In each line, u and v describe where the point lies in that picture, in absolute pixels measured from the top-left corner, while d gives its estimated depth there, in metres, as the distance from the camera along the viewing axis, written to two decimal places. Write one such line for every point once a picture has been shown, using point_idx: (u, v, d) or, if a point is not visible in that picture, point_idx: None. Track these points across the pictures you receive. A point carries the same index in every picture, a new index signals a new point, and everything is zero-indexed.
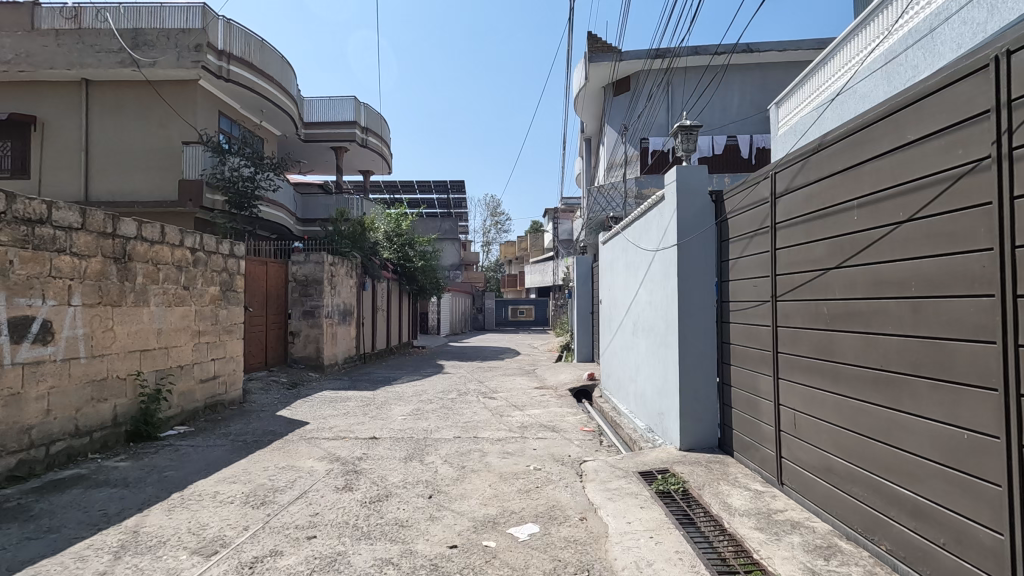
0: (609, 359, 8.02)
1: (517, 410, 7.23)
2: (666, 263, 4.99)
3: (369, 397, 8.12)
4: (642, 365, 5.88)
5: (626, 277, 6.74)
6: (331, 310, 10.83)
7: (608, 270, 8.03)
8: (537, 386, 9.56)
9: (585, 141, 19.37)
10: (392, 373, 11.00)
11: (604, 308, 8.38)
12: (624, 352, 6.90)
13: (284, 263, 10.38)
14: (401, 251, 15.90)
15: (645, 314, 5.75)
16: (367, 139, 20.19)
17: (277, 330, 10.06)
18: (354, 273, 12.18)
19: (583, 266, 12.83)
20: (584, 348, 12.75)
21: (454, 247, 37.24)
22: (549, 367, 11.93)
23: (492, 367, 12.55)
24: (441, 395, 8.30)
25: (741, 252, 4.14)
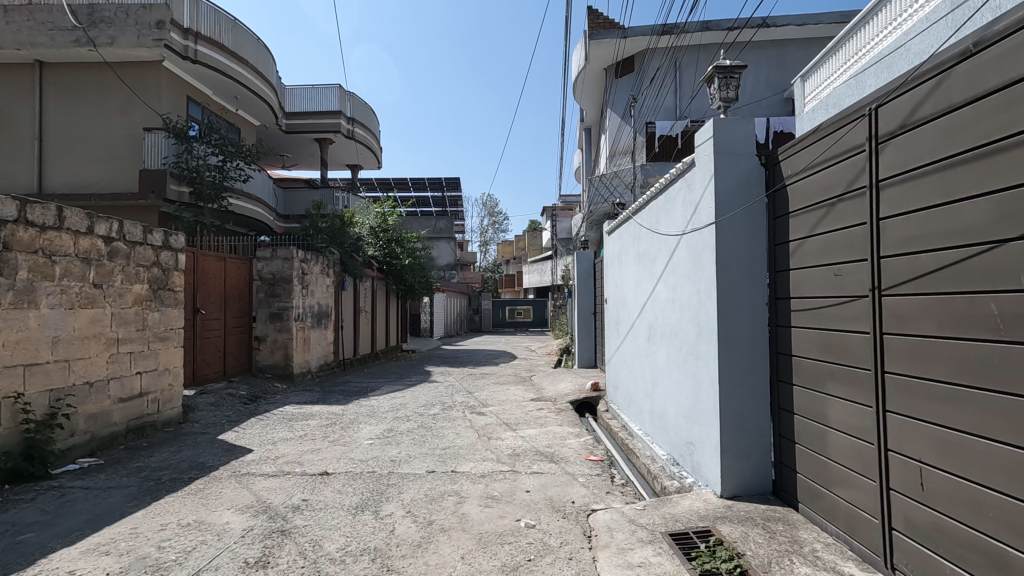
0: (616, 369, 6.88)
1: (508, 431, 6.06)
2: (696, 249, 3.84)
3: (336, 414, 6.94)
4: (662, 378, 4.73)
5: (639, 271, 5.59)
6: (303, 312, 9.66)
7: (615, 265, 6.89)
8: (534, 397, 8.40)
9: (585, 130, 18.24)
10: (372, 383, 9.82)
11: (610, 308, 7.25)
12: (636, 360, 5.76)
13: (248, 259, 9.21)
14: (387, 248, 14.76)
15: (665, 315, 4.60)
16: (353, 131, 19.03)
17: (239, 335, 8.87)
18: (332, 271, 11.04)
19: (584, 263, 11.67)
20: (586, 352, 11.58)
21: (449, 246, 36.36)
22: (547, 374, 10.76)
23: (485, 374, 11.37)
24: (421, 411, 7.13)
25: (812, 229, 2.98)
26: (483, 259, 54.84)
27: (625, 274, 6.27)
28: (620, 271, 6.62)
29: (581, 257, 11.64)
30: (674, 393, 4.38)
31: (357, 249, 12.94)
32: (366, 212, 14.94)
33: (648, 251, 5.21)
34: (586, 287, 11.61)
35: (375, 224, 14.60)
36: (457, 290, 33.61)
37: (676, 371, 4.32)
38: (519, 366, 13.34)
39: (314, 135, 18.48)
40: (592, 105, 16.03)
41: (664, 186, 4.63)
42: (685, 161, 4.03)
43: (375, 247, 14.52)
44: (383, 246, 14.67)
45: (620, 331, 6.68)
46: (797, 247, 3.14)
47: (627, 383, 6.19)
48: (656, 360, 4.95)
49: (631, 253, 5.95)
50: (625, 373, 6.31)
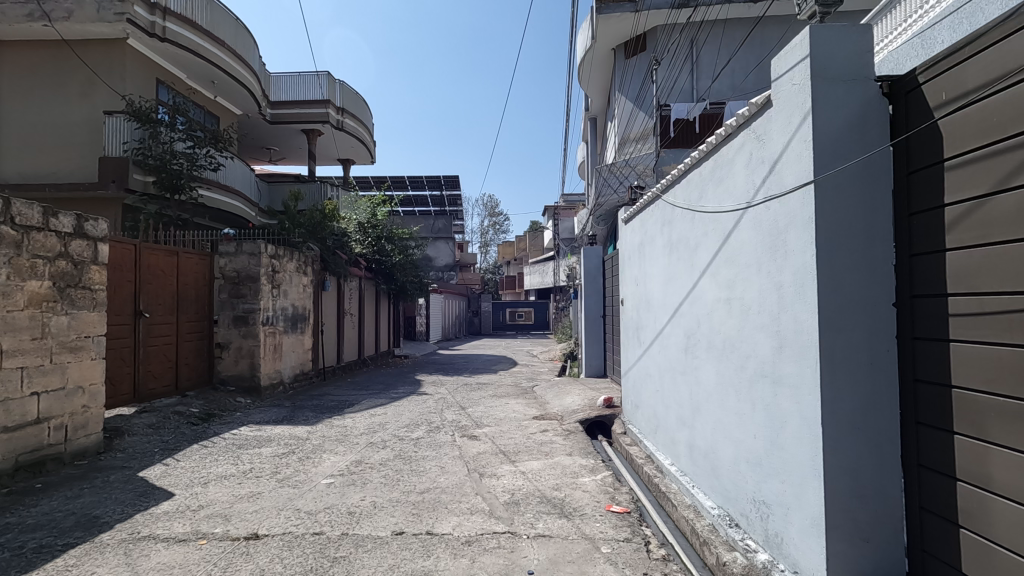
0: (637, 385, 5.73)
1: (505, 465, 4.85)
2: (774, 226, 2.67)
3: (299, 439, 5.76)
4: (709, 404, 3.57)
5: (671, 265, 4.45)
6: (272, 316, 8.48)
7: (635, 260, 5.77)
8: (538, 415, 7.20)
9: (590, 120, 17.09)
10: (353, 396, 8.61)
11: (628, 311, 6.09)
12: (666, 377, 4.60)
13: (208, 254, 8.04)
14: (376, 245, 13.60)
15: (715, 321, 3.44)
16: (343, 122, 17.89)
17: (196, 341, 7.71)
18: (310, 269, 9.90)
19: (593, 259, 10.47)
20: (594, 360, 10.37)
21: (449, 246, 35.16)
22: (552, 385, 9.55)
23: (482, 385, 10.15)
24: (402, 435, 5.94)
25: (1004, 181, 1.82)
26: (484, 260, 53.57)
27: (651, 270, 5.12)
28: (642, 268, 5.47)
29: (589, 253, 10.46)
30: (730, 426, 3.22)
31: (340, 246, 11.80)
32: (354, 206, 13.78)
33: (686, 238, 4.06)
34: (595, 286, 10.43)
35: (363, 218, 13.43)
36: (456, 291, 32.35)
37: (733, 396, 3.15)
38: (521, 375, 12.12)
39: (302, 126, 17.29)
40: (599, 91, 14.85)
41: (714, 149, 3.48)
42: (753, 103, 2.88)
43: (363, 244, 13.36)
44: (373, 241, 13.49)
45: (641, 339, 5.54)
46: (961, 214, 1.98)
47: (653, 402, 5.04)
48: (699, 378, 3.79)
49: (659, 242, 4.82)
50: (651, 391, 5.15)
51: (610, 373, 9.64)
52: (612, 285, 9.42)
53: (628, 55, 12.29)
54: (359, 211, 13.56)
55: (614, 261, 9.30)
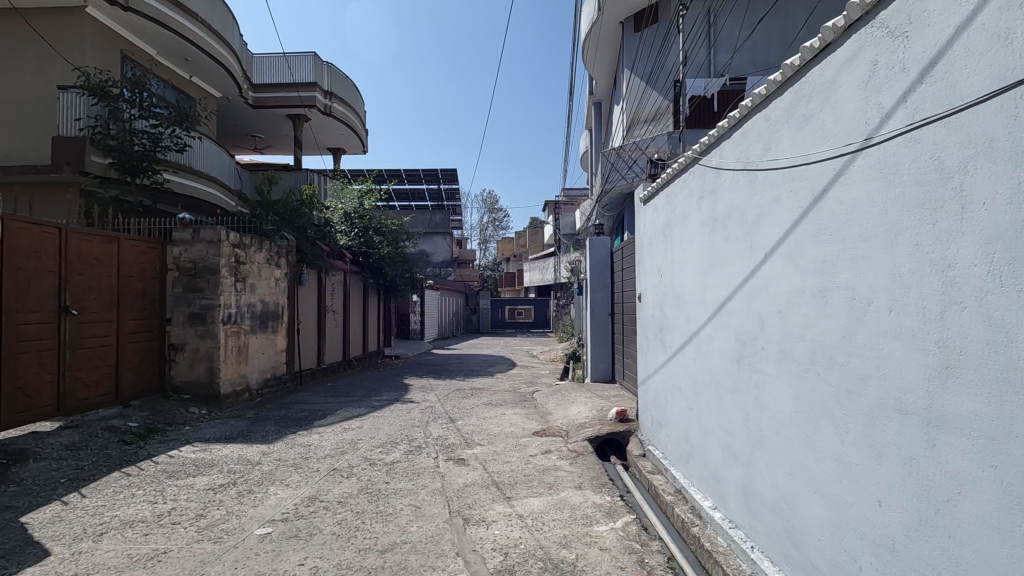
0: (660, 398, 4.71)
1: (499, 505, 3.80)
2: (929, 170, 1.64)
3: (247, 465, 4.71)
4: (781, 437, 2.55)
5: (713, 247, 3.42)
6: (236, 313, 7.44)
7: (658, 246, 4.74)
8: (539, 430, 6.15)
9: (595, 105, 16.03)
10: (328, 405, 7.56)
11: (647, 309, 5.09)
12: (704, 392, 3.59)
13: (158, 242, 6.97)
14: (363, 237, 12.55)
15: (795, 323, 2.41)
16: (331, 107, 16.81)
17: (143, 342, 6.67)
18: (284, 261, 8.88)
19: (599, 251, 9.45)
20: (601, 363, 9.32)
21: (446, 241, 34.05)
22: (554, 391, 8.50)
23: (476, 391, 9.10)
24: (375, 460, 4.89)
25: None
26: (483, 257, 52.44)
27: (681, 256, 4.10)
28: (668, 254, 4.45)
29: (594, 244, 9.46)
30: (823, 476, 2.20)
31: (320, 236, 10.83)
32: (339, 195, 12.78)
33: (740, 209, 3.02)
34: (602, 281, 9.40)
35: (349, 208, 12.47)
36: (453, 288, 31.27)
37: (830, 434, 2.13)
38: (520, 379, 11.07)
39: (286, 111, 16.20)
40: (606, 72, 13.80)
41: (793, 76, 2.44)
42: None
43: (349, 236, 12.43)
44: (360, 233, 12.53)
45: (666, 342, 4.52)
46: None
47: (685, 421, 4.03)
48: (761, 399, 2.77)
49: (694, 220, 3.79)
50: (681, 407, 4.14)
51: (620, 379, 8.59)
52: (623, 278, 8.38)
53: (637, 29, 11.24)
54: (345, 200, 12.60)
55: (626, 251, 8.26)
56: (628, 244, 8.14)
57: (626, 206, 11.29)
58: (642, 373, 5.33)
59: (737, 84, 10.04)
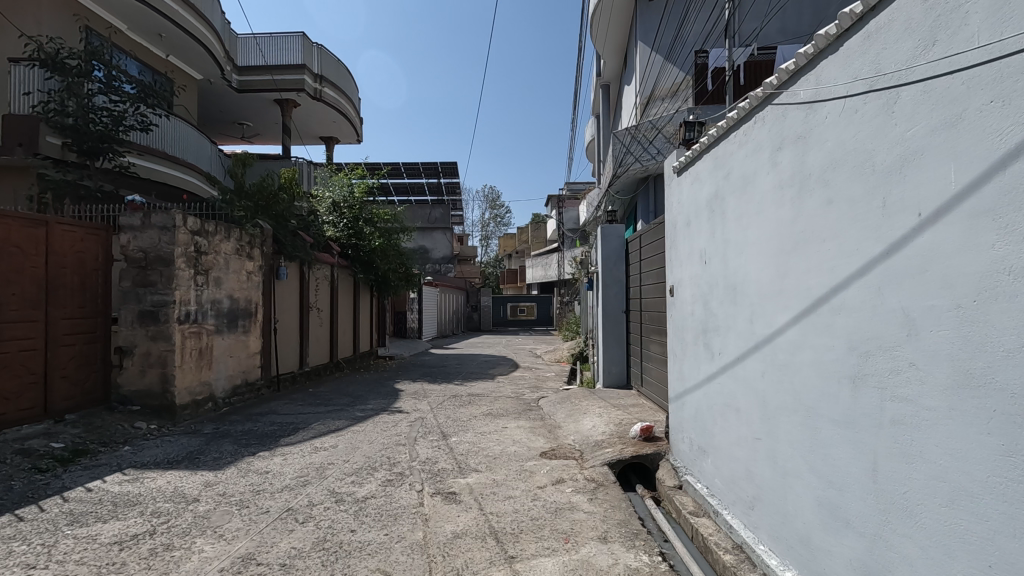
0: (703, 417, 3.74)
1: (498, 572, 2.80)
2: None
3: (180, 504, 3.71)
4: (959, 511, 1.58)
5: (798, 217, 2.44)
6: (197, 311, 6.47)
7: (700, 224, 3.76)
8: (548, 449, 5.15)
9: (602, 88, 15.00)
10: (304, 417, 6.56)
11: (684, 306, 4.09)
12: (782, 419, 2.60)
13: (101, 229, 5.98)
14: (353, 228, 11.60)
15: (1003, 327, 1.44)
16: (322, 91, 15.77)
17: (82, 346, 5.71)
18: (257, 252, 7.91)
19: (613, 241, 8.44)
20: (614, 366, 8.32)
21: (445, 237, 33.18)
22: (562, 399, 7.51)
23: (474, 398, 8.11)
24: (342, 495, 3.90)
25: None
26: (483, 253, 51.49)
27: (738, 235, 3.12)
28: (716, 234, 3.47)
29: (607, 232, 8.45)
30: None
31: (301, 225, 9.84)
32: (328, 182, 11.84)
33: (855, 155, 2.04)
34: (617, 275, 8.39)
35: (338, 197, 11.54)
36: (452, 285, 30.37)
37: None
38: (522, 383, 10.08)
39: (274, 95, 15.17)
40: (615, 50, 12.77)
41: None
42: None
43: (337, 226, 11.51)
44: (349, 223, 11.60)
45: (714, 346, 3.54)
46: None
47: (743, 454, 3.06)
48: (905, 443, 1.79)
49: (761, 184, 2.81)
50: (736, 434, 3.16)
51: (637, 385, 7.59)
52: (642, 269, 7.36)
53: None
54: (334, 188, 11.65)
55: (645, 239, 7.24)
56: (648, 230, 7.14)
57: (639, 192, 10.35)
58: (676, 384, 4.37)
59: (765, 55, 9.05)
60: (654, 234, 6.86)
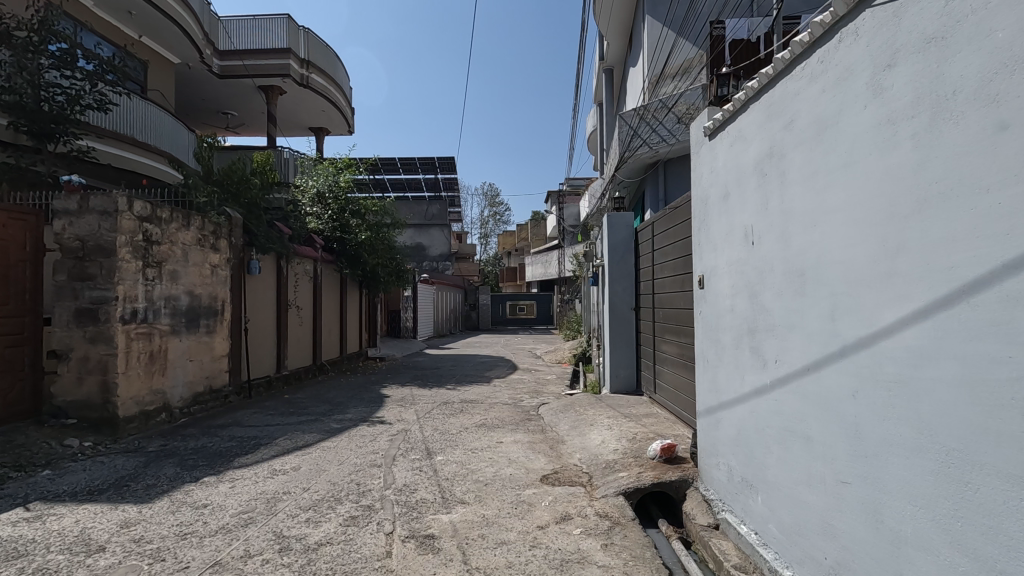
0: (749, 441, 2.94)
1: None
2: None
3: (78, 556, 2.89)
4: None
5: (930, 162, 1.64)
6: (147, 309, 5.65)
7: (744, 194, 2.95)
8: (550, 473, 4.33)
9: (605, 73, 14.18)
10: (271, 430, 5.74)
11: (719, 302, 3.29)
12: (895, 459, 1.80)
13: (28, 214, 5.16)
14: (339, 220, 10.81)
15: None
16: (309, 78, 14.94)
17: (4, 350, 4.91)
18: (224, 243, 7.11)
19: (621, 230, 7.60)
20: (623, 369, 7.50)
21: (443, 233, 32.39)
22: (565, 407, 6.69)
23: (467, 406, 7.28)
24: (291, 541, 3.08)
25: None
26: (483, 251, 50.66)
27: (806, 203, 2.32)
28: (769, 206, 2.67)
29: (614, 221, 7.60)
30: None
31: (277, 216, 9.03)
32: (312, 171, 11.07)
33: None
34: (625, 268, 7.55)
35: (322, 186, 10.79)
36: (450, 282, 29.55)
37: None
38: (521, 387, 9.25)
39: (257, 81, 14.31)
40: (619, 30, 11.94)
41: None
42: None
43: (321, 218, 10.69)
44: (335, 215, 10.81)
45: (765, 351, 2.74)
46: None
47: (816, 498, 2.26)
48: None
49: (852, 125, 2.00)
50: (804, 471, 2.37)
51: (650, 392, 6.76)
52: (655, 261, 6.53)
53: None
54: (318, 177, 10.83)
55: (659, 226, 6.40)
56: (663, 216, 6.28)
57: (647, 179, 9.54)
58: (707, 396, 3.57)
59: (789, 24, 8.15)
60: (669, 220, 6.02)
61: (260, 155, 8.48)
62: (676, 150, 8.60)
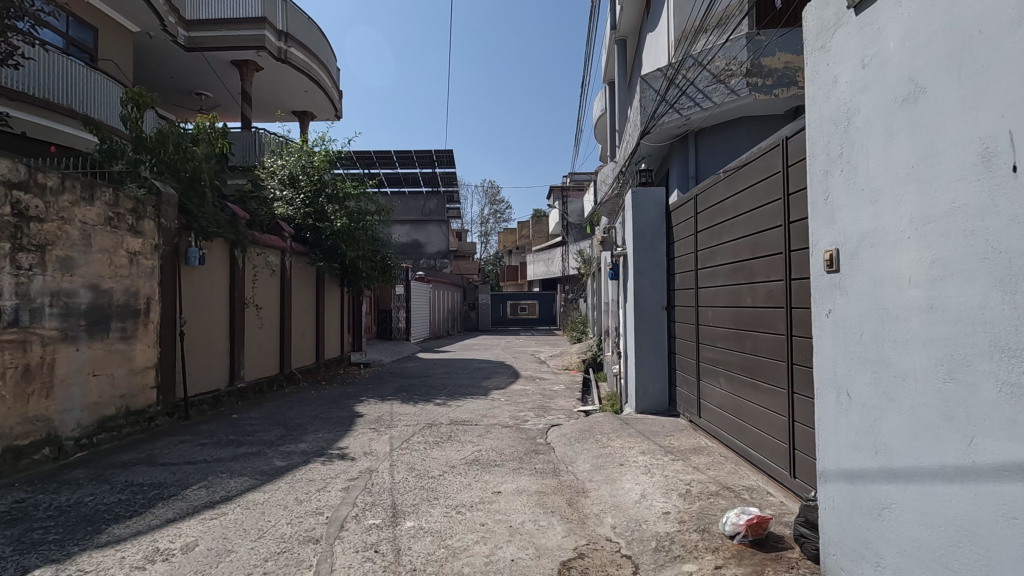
0: (995, 571, 1.47)
1: None
2: None
3: None
4: None
5: None
6: (19, 309, 4.17)
7: (984, 78, 1.49)
8: (573, 556, 2.84)
9: (617, 46, 12.70)
10: (189, 471, 4.25)
11: (892, 294, 1.83)
12: None
13: None
14: (314, 206, 9.38)
15: None
16: (287, 52, 13.45)
17: None
18: (150, 225, 5.63)
19: (650, 211, 6.10)
20: (652, 384, 6.01)
21: (440, 230, 31.01)
22: (582, 435, 5.18)
23: (457, 430, 5.78)
24: None
25: None
26: (483, 249, 49.08)
27: None
28: None
29: (642, 199, 6.08)
30: None
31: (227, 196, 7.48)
32: (284, 152, 9.69)
33: None
34: (656, 257, 6.07)
35: (295, 168, 9.42)
36: (448, 281, 28.06)
37: None
38: (524, 402, 7.76)
39: (228, 54, 12.82)
40: None
41: None
42: None
43: (293, 204, 9.30)
44: (308, 200, 9.39)
45: None
46: None
47: None
48: None
49: None
50: None
51: (690, 415, 5.28)
52: (698, 247, 5.04)
53: None
54: (290, 158, 9.54)
55: (705, 200, 4.91)
56: (709, 187, 4.81)
57: (675, 154, 8.09)
58: (846, 454, 2.09)
59: None
60: (721, 189, 4.53)
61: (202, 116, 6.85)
62: (710, 117, 7.18)
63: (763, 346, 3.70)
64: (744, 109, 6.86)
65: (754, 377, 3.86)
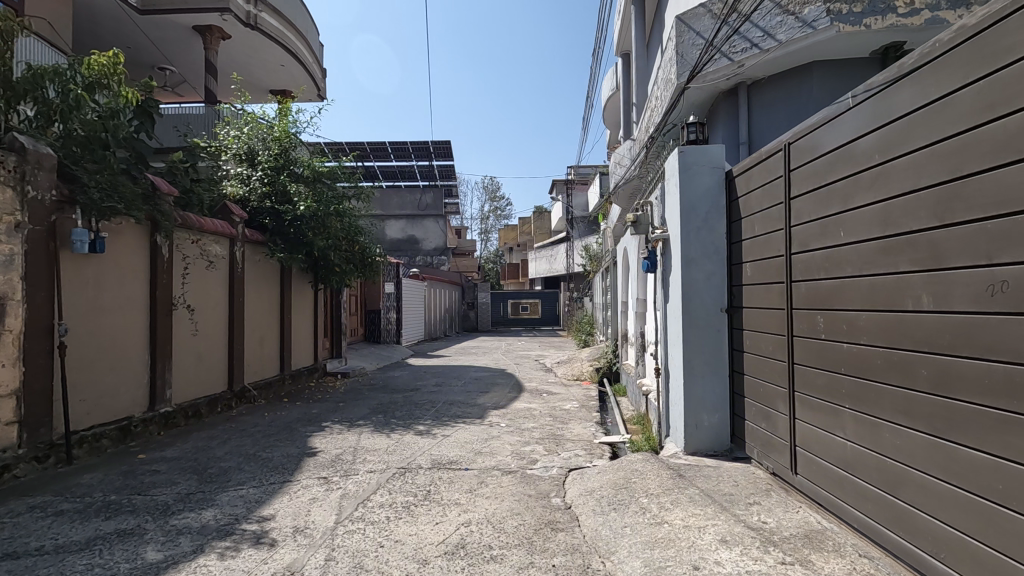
0: None
1: None
2: None
3: None
4: None
5: None
6: None
7: None
8: None
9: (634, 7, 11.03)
10: None
11: None
12: None
13: None
14: (275, 187, 7.77)
15: None
16: (257, 17, 11.78)
17: None
18: (4, 194, 3.99)
19: (703, 178, 4.45)
20: (706, 416, 4.38)
21: (438, 225, 29.42)
22: (619, 498, 3.54)
23: (439, 482, 4.14)
24: None
25: None
26: (483, 246, 47.37)
27: None
28: None
29: (690, 161, 4.44)
30: None
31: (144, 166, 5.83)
32: (240, 123, 8.07)
33: None
34: (712, 241, 4.43)
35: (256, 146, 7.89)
36: (445, 278, 26.38)
37: None
38: (529, 429, 6.11)
39: (188, 18, 11.14)
40: None
41: None
42: None
43: (248, 185, 7.71)
44: (266, 180, 7.78)
45: None
46: None
47: None
48: None
49: None
50: None
51: (775, 466, 3.65)
52: (792, 220, 3.40)
53: None
54: (246, 130, 7.95)
55: (806, 148, 3.27)
56: (818, 128, 3.15)
57: (718, 116, 6.49)
58: None
59: None
60: (844, 126, 2.88)
61: (100, 52, 4.93)
62: (771, 64, 5.58)
63: (967, 380, 2.06)
64: (816, 49, 5.24)
65: (937, 432, 2.21)
